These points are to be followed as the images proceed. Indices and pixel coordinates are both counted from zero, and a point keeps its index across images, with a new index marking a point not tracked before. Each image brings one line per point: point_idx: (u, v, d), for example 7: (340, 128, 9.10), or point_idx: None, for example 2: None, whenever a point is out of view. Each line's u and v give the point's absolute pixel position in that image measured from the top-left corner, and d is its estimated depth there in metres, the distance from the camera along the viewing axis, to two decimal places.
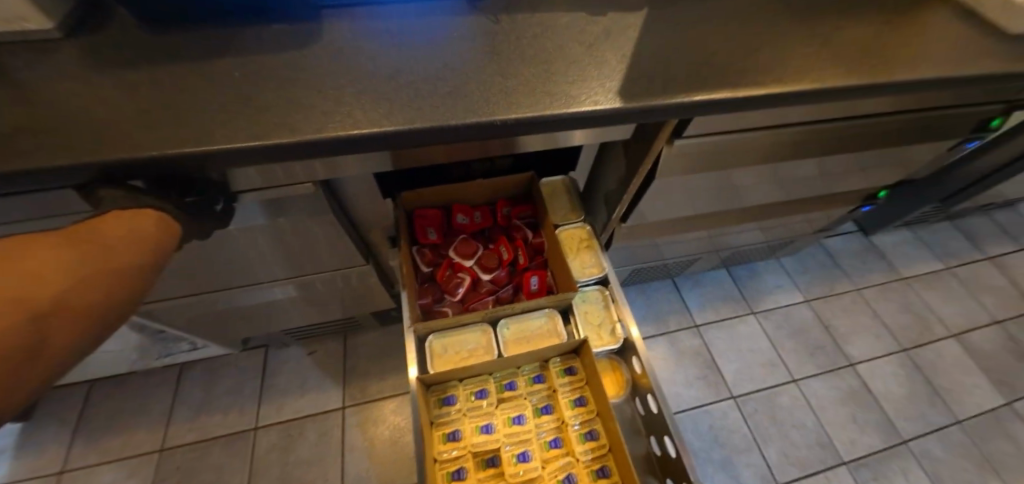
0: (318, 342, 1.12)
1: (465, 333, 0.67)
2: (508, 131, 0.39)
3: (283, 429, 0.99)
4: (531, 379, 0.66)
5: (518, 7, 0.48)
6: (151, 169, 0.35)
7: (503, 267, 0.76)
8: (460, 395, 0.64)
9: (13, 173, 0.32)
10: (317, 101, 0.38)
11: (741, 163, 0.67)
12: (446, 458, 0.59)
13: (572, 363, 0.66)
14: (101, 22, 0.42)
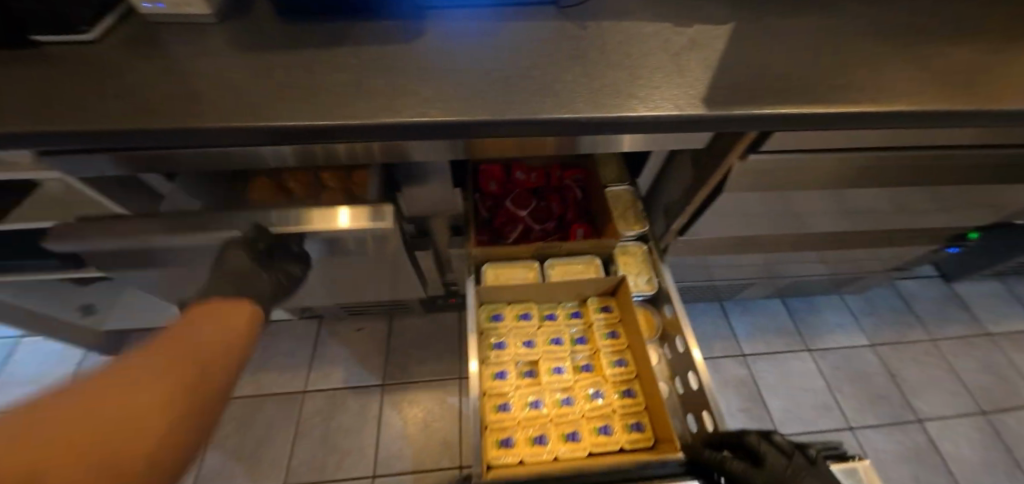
0: (367, 320, 1.18)
1: (516, 267, 0.77)
2: (590, 129, 0.41)
3: (328, 397, 1.06)
4: (570, 314, 0.77)
5: (604, 16, 0.50)
6: (273, 138, 0.40)
7: (555, 219, 0.87)
8: (509, 314, 0.74)
9: (167, 130, 0.38)
10: (418, 88, 0.42)
11: (816, 186, 0.65)
12: (492, 360, 0.70)
13: (608, 303, 0.76)
14: (242, 10, 0.48)
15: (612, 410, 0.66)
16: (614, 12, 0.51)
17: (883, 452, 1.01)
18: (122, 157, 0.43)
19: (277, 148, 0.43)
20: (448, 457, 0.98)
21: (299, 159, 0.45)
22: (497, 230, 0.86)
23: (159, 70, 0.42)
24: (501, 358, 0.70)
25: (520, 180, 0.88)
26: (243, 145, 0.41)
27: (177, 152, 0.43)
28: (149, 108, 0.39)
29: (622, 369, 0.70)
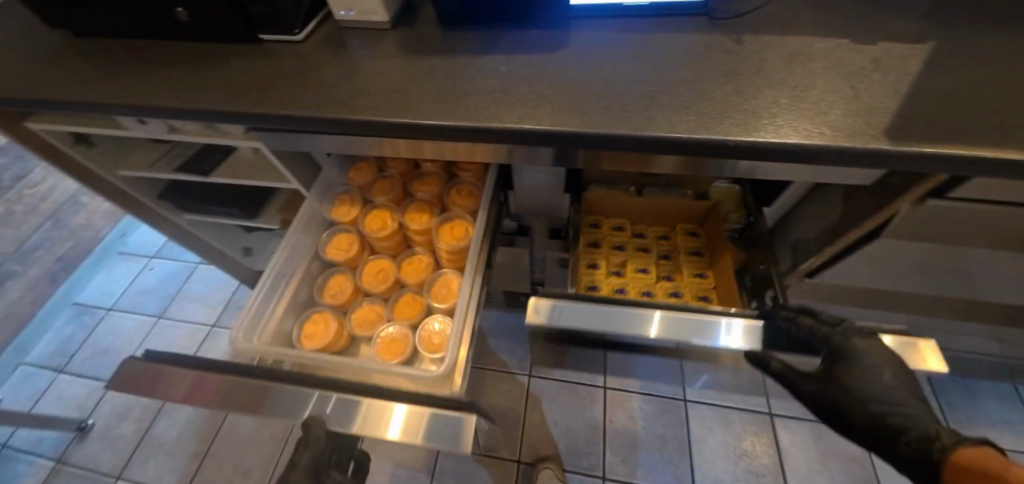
0: None
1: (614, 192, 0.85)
2: (730, 154, 0.38)
3: None
4: (658, 238, 0.88)
5: (765, 28, 0.46)
6: (420, 131, 0.44)
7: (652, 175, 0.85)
8: (605, 226, 0.88)
9: (342, 117, 0.45)
10: (556, 95, 0.43)
11: (1014, 246, 0.51)
12: (588, 254, 0.84)
13: (696, 231, 0.85)
14: (410, 15, 0.55)
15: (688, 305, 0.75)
16: (778, 23, 0.47)
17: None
18: (294, 137, 0.52)
19: (408, 142, 0.48)
20: (507, 448, 1.07)
21: (432, 153, 0.49)
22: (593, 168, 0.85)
23: (343, 67, 0.50)
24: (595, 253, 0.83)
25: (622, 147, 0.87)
26: (390, 135, 0.46)
27: (329, 136, 0.50)
28: (324, 99, 0.47)
29: (701, 279, 0.79)
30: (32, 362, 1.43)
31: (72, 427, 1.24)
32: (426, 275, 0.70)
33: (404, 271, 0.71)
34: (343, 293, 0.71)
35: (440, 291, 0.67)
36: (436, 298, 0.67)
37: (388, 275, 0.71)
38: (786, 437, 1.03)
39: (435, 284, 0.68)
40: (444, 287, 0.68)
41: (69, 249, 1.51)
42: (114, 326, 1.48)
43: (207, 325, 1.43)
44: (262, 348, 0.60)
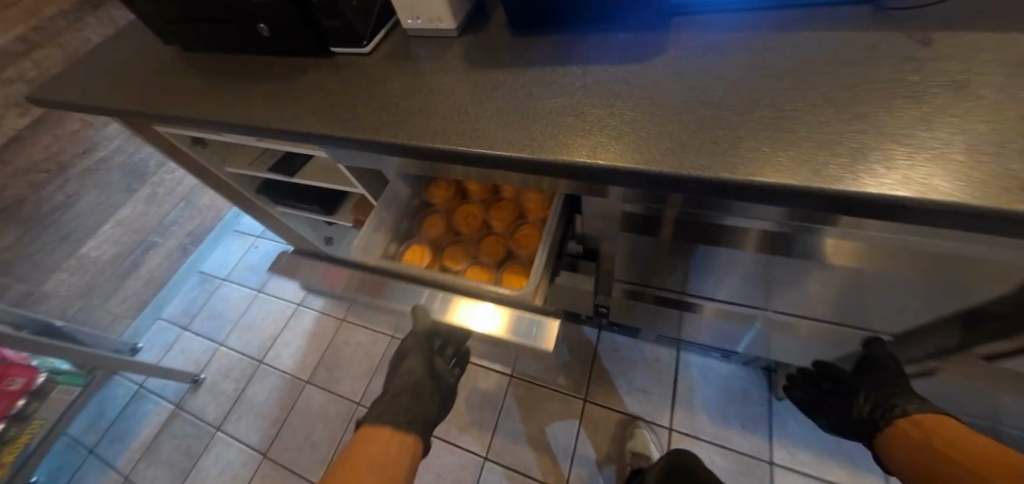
0: None
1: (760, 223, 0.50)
2: (894, 214, 0.27)
3: (466, 370, 1.27)
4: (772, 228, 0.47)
5: (967, 23, 0.32)
6: (479, 160, 0.39)
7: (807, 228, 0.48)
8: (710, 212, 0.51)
9: (401, 140, 0.41)
10: (639, 118, 0.35)
11: None
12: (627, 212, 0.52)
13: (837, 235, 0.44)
14: (481, 19, 0.49)
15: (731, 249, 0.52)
16: (986, 18, 0.32)
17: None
18: (354, 154, 0.52)
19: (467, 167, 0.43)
20: (553, 475, 1.05)
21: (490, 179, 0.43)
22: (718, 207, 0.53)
23: (407, 80, 0.47)
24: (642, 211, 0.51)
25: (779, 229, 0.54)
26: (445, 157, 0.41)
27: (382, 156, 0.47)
28: (384, 119, 0.44)
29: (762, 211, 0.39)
30: (166, 318, 1.75)
31: (188, 379, 1.45)
32: (512, 220, 0.73)
33: (490, 218, 0.74)
34: (438, 230, 0.77)
35: (522, 238, 0.71)
36: (519, 245, 0.71)
37: (476, 218, 0.75)
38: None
39: (519, 233, 0.71)
40: (525, 234, 0.71)
41: (197, 225, 1.76)
42: (226, 294, 1.69)
43: (294, 303, 1.57)
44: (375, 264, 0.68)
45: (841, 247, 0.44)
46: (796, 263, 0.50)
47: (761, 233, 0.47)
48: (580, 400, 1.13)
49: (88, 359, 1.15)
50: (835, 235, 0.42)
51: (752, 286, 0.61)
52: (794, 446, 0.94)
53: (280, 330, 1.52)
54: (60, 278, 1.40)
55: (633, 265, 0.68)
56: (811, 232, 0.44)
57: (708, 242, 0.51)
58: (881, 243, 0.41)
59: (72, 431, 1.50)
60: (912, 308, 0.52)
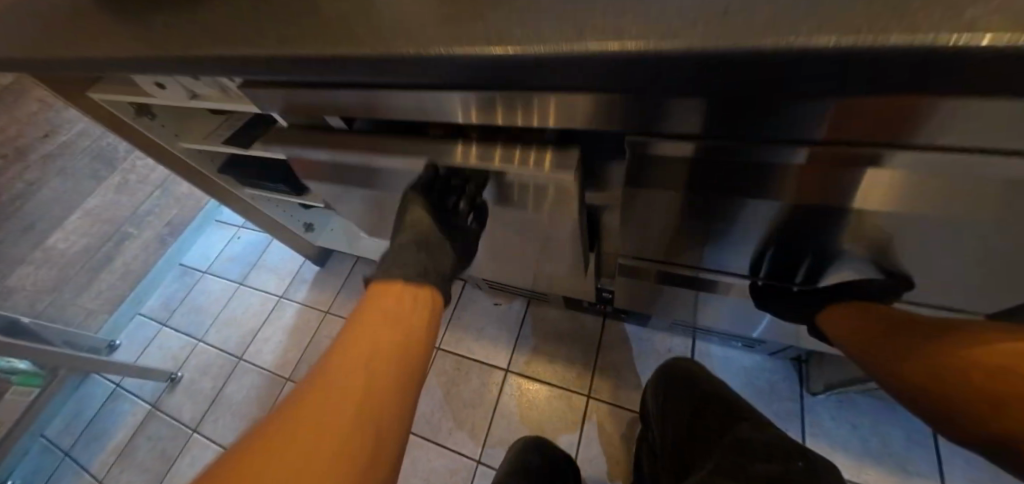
0: (504, 298, 1.24)
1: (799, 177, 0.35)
2: (975, 69, 0.20)
3: (458, 365, 1.17)
4: (823, 175, 0.34)
5: None
6: (431, 68, 0.30)
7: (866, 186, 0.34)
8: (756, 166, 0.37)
9: (330, 49, 0.32)
10: (637, 3, 0.26)
11: None
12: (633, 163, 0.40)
13: (905, 179, 0.32)
14: None
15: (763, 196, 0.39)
16: None
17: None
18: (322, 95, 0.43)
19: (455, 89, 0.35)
20: None
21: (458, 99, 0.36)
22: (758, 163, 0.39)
23: None
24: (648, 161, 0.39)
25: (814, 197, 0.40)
26: (386, 72, 0.32)
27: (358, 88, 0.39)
28: (309, 29, 0.34)
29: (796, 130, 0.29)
30: (145, 313, 1.57)
31: (165, 378, 1.37)
32: None
33: None
34: None
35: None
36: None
37: None
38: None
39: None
40: None
41: (175, 216, 1.64)
42: (206, 288, 1.58)
43: (276, 296, 1.48)
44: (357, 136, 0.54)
45: (883, 184, 0.33)
46: (838, 219, 0.39)
47: (791, 180, 0.36)
48: (583, 397, 1.03)
49: (50, 358, 1.06)
50: (890, 163, 0.30)
51: (780, 253, 0.50)
52: (835, 447, 0.84)
53: (260, 323, 1.43)
54: (27, 271, 1.44)
55: (636, 235, 0.57)
56: (860, 170, 0.32)
57: (724, 196, 0.41)
58: (959, 176, 0.30)
59: (48, 432, 1.42)
60: (989, 274, 0.41)
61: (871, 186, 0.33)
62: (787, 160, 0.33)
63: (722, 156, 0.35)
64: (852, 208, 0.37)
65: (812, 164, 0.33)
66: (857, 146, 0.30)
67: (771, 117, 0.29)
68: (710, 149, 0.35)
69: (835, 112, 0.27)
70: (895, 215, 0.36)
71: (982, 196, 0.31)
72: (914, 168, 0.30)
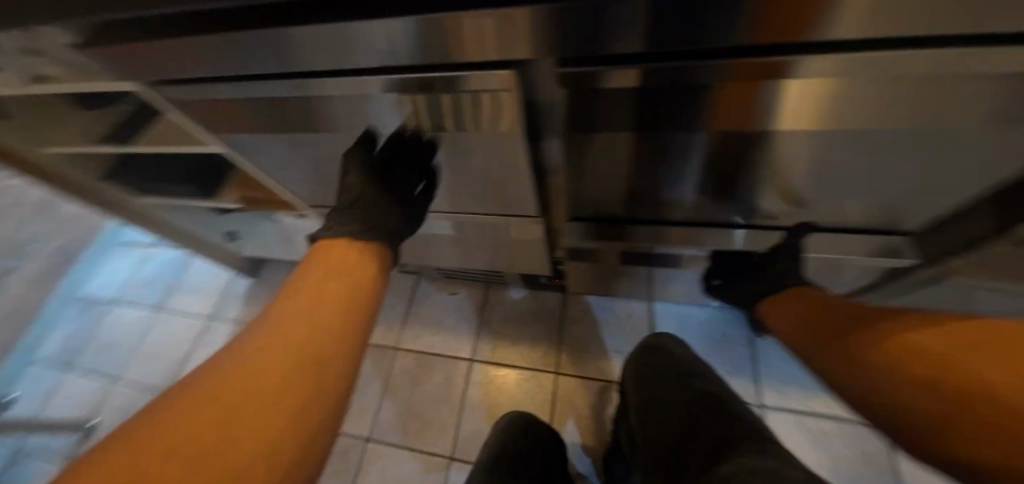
0: (462, 286, 1.19)
1: (733, 97, 0.34)
2: None
3: (420, 363, 1.11)
4: (758, 91, 0.32)
5: None
6: None
7: (800, 105, 0.33)
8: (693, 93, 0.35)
9: None
10: None
11: None
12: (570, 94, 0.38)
13: (836, 90, 0.30)
14: None
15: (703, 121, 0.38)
16: None
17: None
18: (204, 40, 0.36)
19: (363, 15, 0.30)
20: None
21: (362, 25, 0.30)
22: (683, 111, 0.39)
23: None
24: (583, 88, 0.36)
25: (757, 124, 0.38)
26: None
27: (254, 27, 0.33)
28: None
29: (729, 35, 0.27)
30: (42, 362, 1.35)
31: (74, 429, 1.17)
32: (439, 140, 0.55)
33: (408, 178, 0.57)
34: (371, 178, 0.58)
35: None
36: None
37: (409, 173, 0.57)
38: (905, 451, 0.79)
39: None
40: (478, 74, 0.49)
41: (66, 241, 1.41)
42: (118, 320, 1.38)
43: (204, 318, 1.32)
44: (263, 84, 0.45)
45: (814, 99, 0.32)
46: (776, 139, 0.38)
47: (729, 99, 0.34)
48: (552, 375, 1.02)
49: None
50: (809, 74, 0.29)
51: (724, 188, 0.50)
52: (786, 390, 0.88)
53: (188, 351, 1.27)
54: None
55: (586, 183, 0.55)
56: (789, 83, 0.31)
57: (664, 123, 0.39)
58: (887, 80, 0.29)
59: None
60: (911, 188, 0.43)
61: (806, 99, 0.32)
62: (720, 78, 0.32)
63: (665, 80, 0.33)
64: (783, 127, 0.36)
65: (744, 81, 0.31)
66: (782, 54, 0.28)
67: (700, 31, 0.27)
68: (651, 71, 0.32)
69: (763, 15, 0.24)
70: (825, 130, 0.35)
71: (909, 103, 0.31)
72: (845, 76, 0.29)
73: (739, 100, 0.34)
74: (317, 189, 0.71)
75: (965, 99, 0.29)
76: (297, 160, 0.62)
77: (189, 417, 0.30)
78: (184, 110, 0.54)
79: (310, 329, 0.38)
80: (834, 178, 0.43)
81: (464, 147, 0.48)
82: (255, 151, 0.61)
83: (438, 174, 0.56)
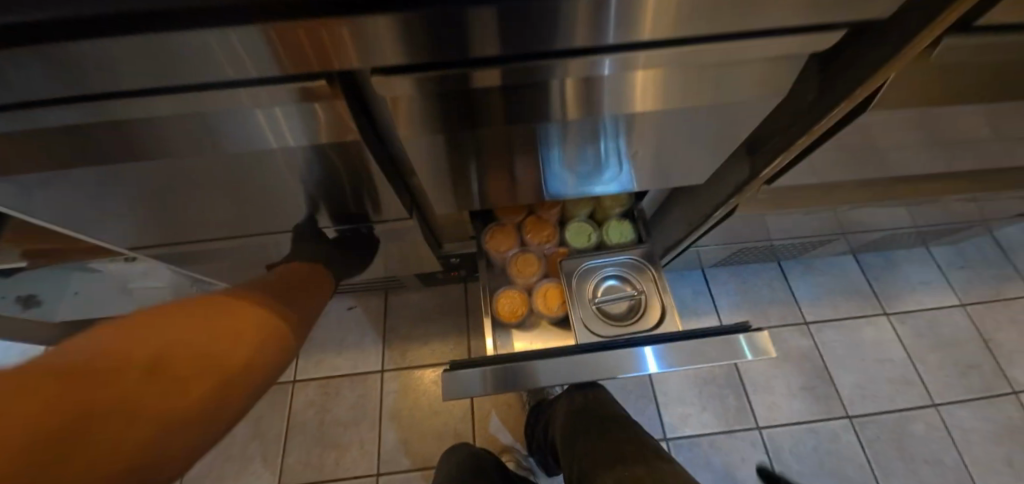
0: (359, 298, 1.13)
1: (574, 91, 0.39)
2: None
3: (325, 388, 1.03)
4: (588, 84, 0.37)
5: None
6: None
7: (623, 95, 0.39)
8: (540, 90, 0.39)
9: None
10: None
11: (984, 99, 0.44)
12: (428, 102, 0.39)
13: (646, 79, 0.37)
14: None
15: (552, 115, 0.42)
16: None
17: (925, 438, 0.92)
18: None
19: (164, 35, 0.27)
20: None
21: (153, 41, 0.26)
22: (533, 142, 0.49)
23: None
24: (439, 94, 0.37)
25: (596, 125, 0.45)
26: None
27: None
28: None
29: (554, 39, 0.30)
30: None
31: None
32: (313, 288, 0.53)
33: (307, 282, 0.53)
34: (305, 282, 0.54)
35: (505, 241, 0.77)
36: (509, 296, 0.74)
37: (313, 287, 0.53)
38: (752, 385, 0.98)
39: (518, 261, 0.77)
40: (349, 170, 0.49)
41: None
42: None
43: None
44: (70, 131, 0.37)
45: (632, 87, 0.38)
46: (618, 123, 0.44)
47: (578, 91, 0.38)
48: None
49: None
50: (632, 68, 0.35)
51: (582, 166, 0.56)
52: (683, 413, 0.94)
53: None
54: None
55: (458, 179, 0.56)
56: (622, 76, 0.36)
57: (520, 118, 0.43)
58: (677, 69, 0.36)
59: None
60: (710, 159, 0.55)
61: (630, 88, 0.38)
62: (557, 75, 0.35)
63: (509, 81, 0.36)
64: (614, 114, 0.42)
65: (591, 76, 0.36)
66: (611, 50, 0.33)
67: (539, 36, 0.30)
68: (503, 72, 0.35)
69: (589, 20, 0.28)
70: (653, 113, 0.42)
71: (697, 86, 0.39)
72: (650, 68, 0.35)
73: (578, 92, 0.39)
74: (141, 226, 0.59)
75: (743, 80, 0.38)
76: (101, 198, 0.50)
77: (92, 371, 0.23)
78: None
79: (236, 363, 0.33)
80: (659, 152, 0.52)
81: (321, 160, 0.45)
82: (31, 194, 0.48)
83: (295, 191, 0.51)
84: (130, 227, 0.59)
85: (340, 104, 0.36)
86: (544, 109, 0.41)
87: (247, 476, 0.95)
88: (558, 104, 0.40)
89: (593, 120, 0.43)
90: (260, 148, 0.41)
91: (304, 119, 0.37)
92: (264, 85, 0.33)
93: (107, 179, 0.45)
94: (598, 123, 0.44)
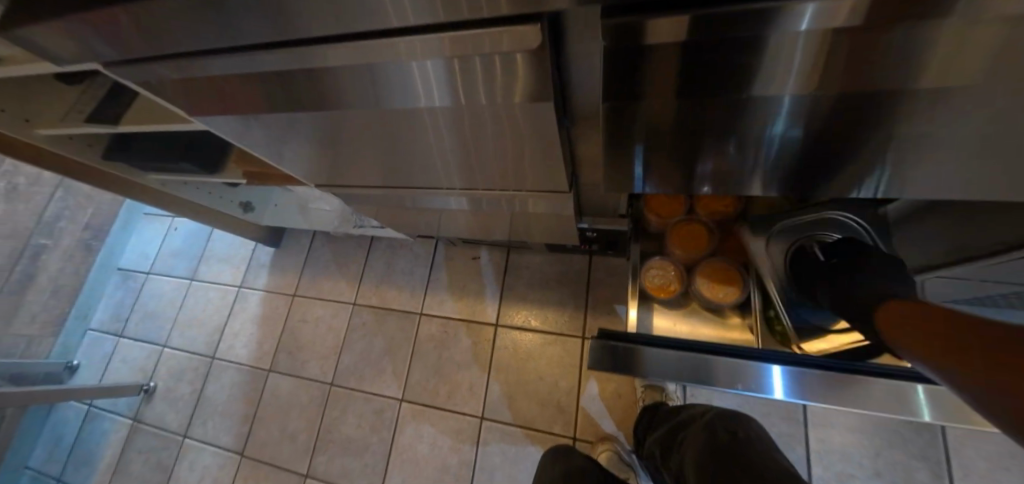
0: (482, 250, 1.15)
1: (824, 56, 0.27)
2: None
3: (444, 329, 1.11)
4: (857, 41, 0.25)
5: None
6: None
7: (908, 62, 0.26)
8: (769, 56, 0.28)
9: None
10: None
11: None
12: (608, 65, 0.31)
13: (969, 34, 0.23)
14: None
15: (773, 95, 0.30)
16: None
17: None
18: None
19: None
20: (560, 424, 0.95)
21: None
22: (721, 138, 0.37)
23: None
24: (627, 53, 0.29)
25: (834, 114, 0.31)
26: None
27: None
28: None
29: None
30: (96, 328, 1.41)
31: (136, 390, 1.25)
32: None
33: None
34: None
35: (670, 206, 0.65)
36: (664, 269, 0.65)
37: None
38: (960, 472, 0.72)
39: (680, 230, 0.65)
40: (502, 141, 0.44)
41: (94, 216, 1.38)
42: (156, 291, 1.41)
43: (234, 287, 1.34)
44: (278, 70, 0.40)
45: (934, 48, 0.25)
46: (863, 110, 0.30)
47: (811, 56, 0.27)
48: (579, 339, 1.00)
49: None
50: (938, 8, 0.22)
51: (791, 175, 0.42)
52: (845, 471, 0.76)
53: (225, 318, 1.31)
54: None
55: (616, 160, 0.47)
56: (889, 30, 0.24)
57: (719, 99, 0.32)
58: None
59: (31, 463, 1.28)
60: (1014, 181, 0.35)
61: (929, 51, 0.25)
62: (813, 20, 0.25)
63: (727, 33, 0.27)
64: (880, 92, 0.28)
65: (846, 29, 0.25)
66: None
67: None
68: (698, 22, 0.26)
69: None
70: (949, 95, 0.27)
71: None
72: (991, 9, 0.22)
73: (833, 55, 0.27)
74: (316, 166, 0.65)
75: None
76: (291, 138, 0.55)
77: None
78: (168, 82, 0.48)
79: None
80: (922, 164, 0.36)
81: (475, 124, 0.41)
82: (244, 131, 0.55)
83: (444, 151, 0.50)
84: (309, 166, 0.66)
85: (496, 58, 0.32)
86: (764, 86, 0.30)
87: (380, 383, 1.10)
88: (788, 76, 0.29)
89: (835, 104, 0.30)
90: (413, 107, 0.40)
91: (462, 76, 0.35)
92: (430, 34, 0.32)
93: (298, 121, 0.49)
94: (843, 111, 0.31)
